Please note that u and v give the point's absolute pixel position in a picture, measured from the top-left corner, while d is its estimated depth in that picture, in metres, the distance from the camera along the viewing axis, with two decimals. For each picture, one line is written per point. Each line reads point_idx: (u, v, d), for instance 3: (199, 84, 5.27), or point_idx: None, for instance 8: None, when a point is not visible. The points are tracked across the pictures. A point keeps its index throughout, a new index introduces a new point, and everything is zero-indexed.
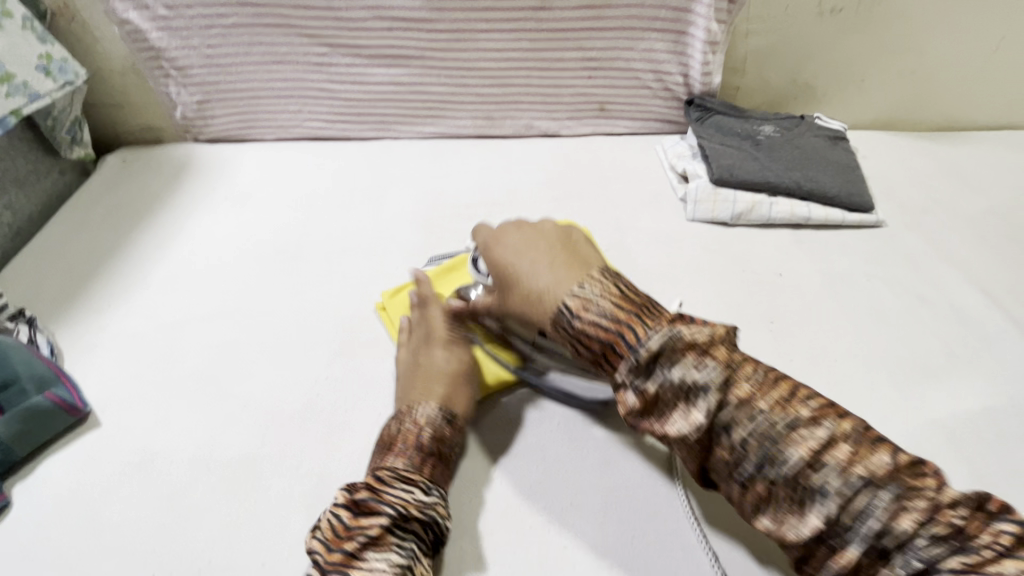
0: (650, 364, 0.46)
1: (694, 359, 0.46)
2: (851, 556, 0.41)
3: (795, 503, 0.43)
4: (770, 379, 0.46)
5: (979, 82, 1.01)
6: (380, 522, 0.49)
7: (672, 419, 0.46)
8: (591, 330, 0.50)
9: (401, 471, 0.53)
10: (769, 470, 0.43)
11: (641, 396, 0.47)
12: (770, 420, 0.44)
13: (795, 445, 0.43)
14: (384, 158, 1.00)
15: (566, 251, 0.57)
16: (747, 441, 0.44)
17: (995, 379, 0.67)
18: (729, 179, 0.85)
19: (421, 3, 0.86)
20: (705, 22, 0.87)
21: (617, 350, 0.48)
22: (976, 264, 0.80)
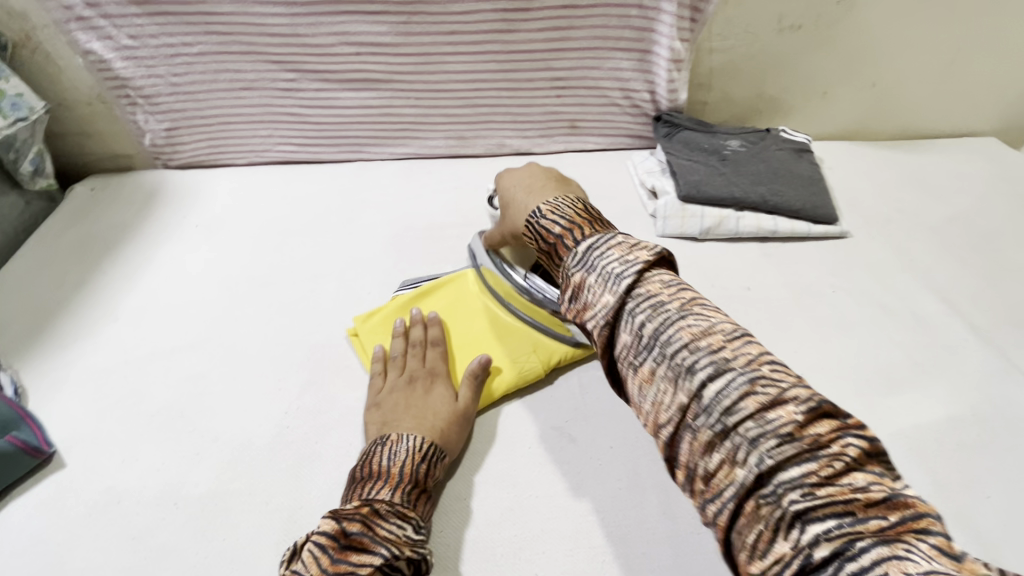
0: (585, 252, 0.55)
1: (623, 255, 0.53)
2: (704, 437, 0.42)
3: (669, 382, 0.45)
4: (680, 287, 0.50)
5: (938, 92, 1.03)
6: (372, 561, 0.47)
7: (587, 297, 0.53)
8: (550, 225, 0.60)
9: (397, 506, 0.52)
10: (655, 352, 0.46)
11: (574, 281, 0.54)
12: (667, 312, 0.47)
13: (695, 349, 0.44)
14: (357, 181, 1.01)
15: (557, 183, 0.70)
16: (655, 341, 0.47)
17: (958, 389, 0.68)
18: (696, 195, 0.87)
19: (387, 28, 0.87)
20: (668, 41, 0.89)
21: (564, 242, 0.58)
22: (938, 272, 0.82)
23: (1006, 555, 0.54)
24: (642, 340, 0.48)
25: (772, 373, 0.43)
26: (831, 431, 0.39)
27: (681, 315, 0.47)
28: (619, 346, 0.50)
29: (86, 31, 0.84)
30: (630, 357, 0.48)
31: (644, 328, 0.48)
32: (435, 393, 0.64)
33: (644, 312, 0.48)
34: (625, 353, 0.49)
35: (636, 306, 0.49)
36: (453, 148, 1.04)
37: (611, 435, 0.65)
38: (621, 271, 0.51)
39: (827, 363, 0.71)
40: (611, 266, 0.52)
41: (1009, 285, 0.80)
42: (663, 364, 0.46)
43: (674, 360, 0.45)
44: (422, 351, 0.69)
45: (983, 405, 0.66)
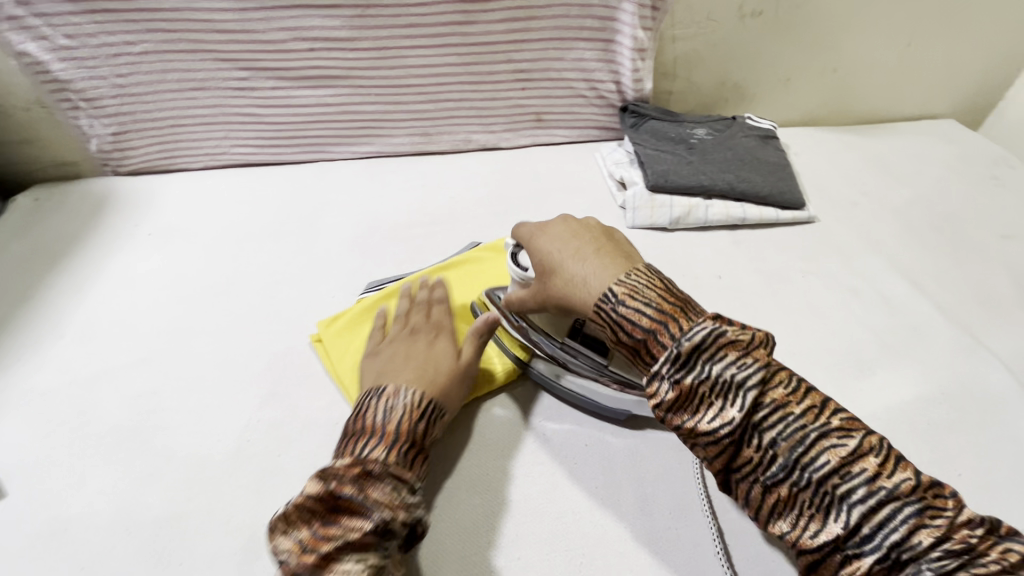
0: (691, 356, 0.46)
1: (739, 357, 0.45)
2: (862, 564, 0.40)
3: (817, 510, 0.42)
4: (806, 386, 0.45)
5: (897, 76, 1.05)
6: (361, 525, 0.45)
7: (705, 414, 0.45)
8: (634, 316, 0.51)
9: (394, 467, 0.50)
10: (795, 474, 0.42)
11: (681, 387, 0.46)
12: (803, 425, 0.43)
13: (848, 476, 0.41)
14: (319, 181, 0.97)
15: (613, 248, 0.61)
16: (795, 462, 0.42)
17: (927, 368, 0.68)
18: (664, 184, 0.86)
19: (343, 22, 0.84)
20: (631, 29, 0.88)
21: (658, 338, 0.49)
22: (903, 253, 0.83)
23: None
24: (775, 458, 0.43)
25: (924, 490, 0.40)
26: (996, 549, 0.38)
27: (821, 431, 0.43)
28: (739, 463, 0.45)
29: (18, 31, 0.79)
30: (761, 475, 0.44)
31: (778, 448, 0.43)
32: (438, 349, 0.64)
33: (776, 428, 0.43)
34: (749, 470, 0.44)
35: (765, 421, 0.44)
36: (418, 145, 1.01)
37: (586, 435, 0.65)
38: (741, 378, 0.44)
39: (800, 348, 0.71)
40: (727, 373, 0.45)
41: (971, 263, 0.81)
42: (809, 490, 0.42)
43: (821, 488, 0.41)
44: (427, 309, 0.70)
45: (951, 382, 0.66)
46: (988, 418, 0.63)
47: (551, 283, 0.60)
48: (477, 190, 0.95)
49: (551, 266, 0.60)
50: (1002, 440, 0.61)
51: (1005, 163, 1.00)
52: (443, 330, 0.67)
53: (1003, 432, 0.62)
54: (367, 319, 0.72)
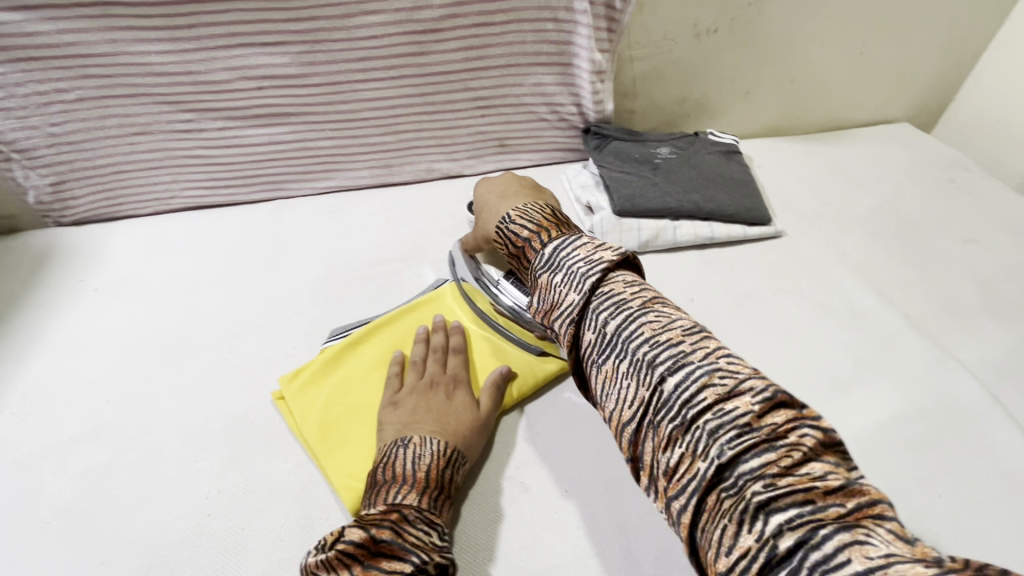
0: (551, 253, 0.57)
1: (589, 254, 0.55)
2: (665, 432, 0.42)
3: (633, 377, 0.45)
4: (651, 290, 0.51)
5: (852, 84, 1.06)
6: (403, 568, 0.44)
7: (553, 296, 0.54)
8: (519, 229, 0.62)
9: (425, 512, 0.50)
10: (619, 347, 0.47)
11: (541, 283, 0.56)
12: (636, 308, 0.49)
13: (656, 343, 0.46)
14: (278, 221, 0.93)
15: (531, 191, 0.73)
16: (619, 338, 0.48)
17: (900, 383, 0.68)
18: (630, 209, 0.85)
19: (290, 59, 0.81)
20: (588, 53, 0.87)
21: (531, 243, 0.60)
22: (870, 263, 0.83)
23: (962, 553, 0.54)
24: (603, 336, 0.49)
25: (741, 374, 0.42)
26: (791, 423, 0.39)
27: (642, 310, 0.48)
28: (584, 344, 0.50)
29: None
30: (595, 356, 0.49)
31: (607, 325, 0.49)
32: (456, 399, 0.62)
33: (607, 309, 0.50)
34: (589, 351, 0.50)
35: (598, 304, 0.50)
36: (379, 177, 0.98)
37: (567, 478, 0.62)
38: (586, 270, 0.53)
39: (776, 370, 0.70)
40: (576, 265, 0.54)
41: (935, 270, 0.82)
42: (626, 360, 0.46)
43: (635, 356, 0.46)
44: (442, 357, 0.67)
45: (924, 395, 0.67)
46: (963, 432, 0.63)
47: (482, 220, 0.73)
48: (442, 222, 0.93)
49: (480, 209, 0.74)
50: (977, 454, 0.61)
51: (960, 165, 1.02)
52: (458, 377, 0.64)
53: (977, 444, 0.62)
54: (332, 370, 0.68)
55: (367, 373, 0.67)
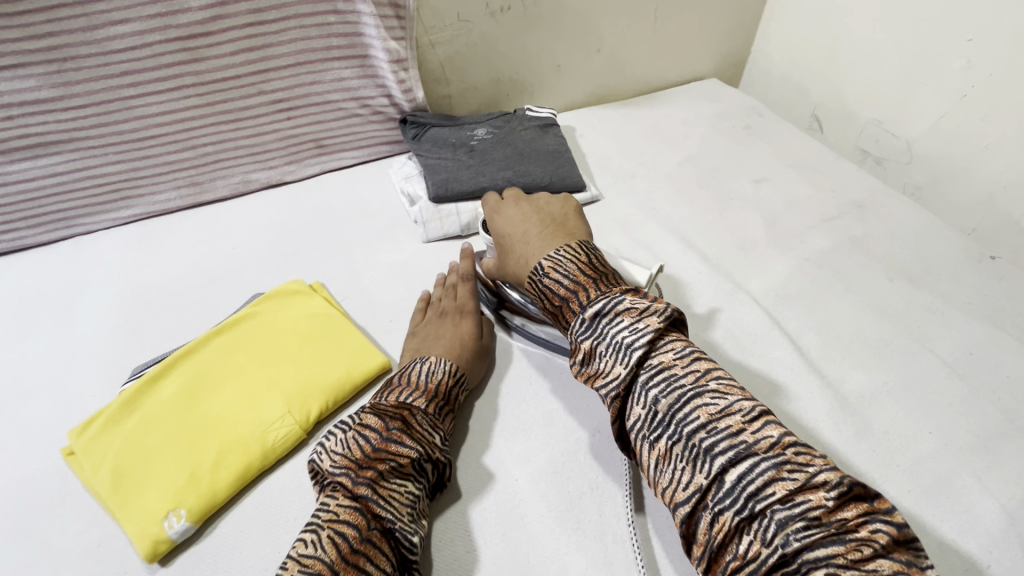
0: (594, 320, 0.55)
1: (634, 321, 0.54)
2: (726, 521, 0.44)
3: (688, 461, 0.47)
4: (692, 354, 0.53)
5: (656, 48, 1.13)
6: (408, 454, 0.54)
7: (605, 371, 0.54)
8: (555, 285, 0.59)
9: (428, 416, 0.58)
10: (672, 428, 0.49)
11: (584, 346, 0.55)
12: (682, 384, 0.50)
13: (713, 431, 0.47)
14: (73, 260, 0.85)
15: (554, 224, 0.66)
16: (671, 418, 0.49)
17: (700, 321, 0.73)
18: (446, 194, 0.86)
19: (40, 81, 0.73)
20: (381, 42, 0.85)
21: (571, 305, 0.57)
22: (677, 215, 0.89)
23: None
24: (656, 416, 0.50)
25: (797, 458, 0.45)
26: (860, 517, 0.42)
27: (696, 391, 0.50)
28: (631, 419, 0.52)
29: None
30: (645, 432, 0.51)
31: (658, 404, 0.50)
32: (460, 326, 0.69)
33: (657, 386, 0.51)
34: (638, 425, 0.51)
35: (648, 381, 0.52)
36: (189, 197, 0.92)
37: None
38: (632, 339, 0.53)
39: None
40: (620, 334, 0.53)
41: (732, 212, 0.89)
42: (680, 444, 0.48)
43: (690, 442, 0.48)
44: (455, 291, 0.74)
45: (717, 328, 0.73)
46: (748, 356, 0.70)
47: (507, 260, 0.67)
48: (262, 234, 0.88)
49: (506, 246, 0.67)
50: (759, 373, 0.68)
51: (756, 112, 1.12)
52: (470, 308, 0.72)
53: (761, 364, 0.69)
54: (127, 415, 0.63)
55: (170, 409, 0.64)
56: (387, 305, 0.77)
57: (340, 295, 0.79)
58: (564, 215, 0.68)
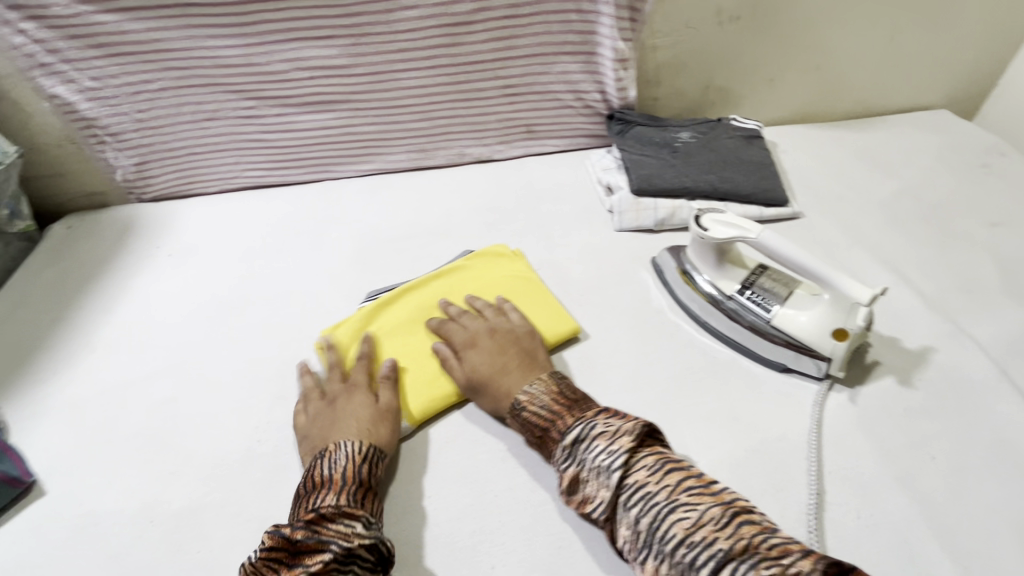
0: (572, 446, 0.54)
1: (607, 443, 0.53)
2: None
3: None
4: (661, 466, 0.51)
5: (884, 71, 1.06)
6: (321, 559, 0.49)
7: (589, 496, 0.53)
8: (533, 416, 0.60)
9: (344, 504, 0.53)
10: (654, 548, 0.47)
11: (565, 475, 0.54)
12: (658, 499, 0.49)
13: (692, 546, 0.45)
14: (323, 199, 1.03)
15: (527, 358, 0.66)
16: (652, 536, 0.48)
17: (910, 355, 0.69)
18: (647, 188, 0.90)
19: (338, 51, 0.90)
20: (611, 41, 0.92)
21: (552, 433, 0.57)
22: (887, 245, 0.84)
23: (949, 514, 0.56)
24: (640, 537, 0.48)
25: (773, 556, 0.43)
26: None
27: (671, 505, 0.48)
28: (621, 541, 0.51)
29: (49, 76, 0.88)
30: (636, 554, 0.49)
31: (640, 524, 0.49)
32: (354, 401, 0.64)
33: (636, 505, 0.50)
34: (628, 547, 0.50)
35: (628, 500, 0.50)
36: (415, 160, 1.06)
37: None
38: (608, 463, 0.52)
39: None
40: (598, 458, 0.52)
41: (955, 252, 0.82)
42: (666, 563, 0.46)
43: (675, 558, 0.46)
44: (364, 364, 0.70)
45: (928, 368, 0.68)
46: (967, 402, 0.64)
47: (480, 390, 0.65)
48: (470, 201, 1.00)
49: (474, 375, 0.65)
50: (979, 423, 0.63)
51: (996, 151, 1.01)
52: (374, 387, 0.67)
53: (980, 414, 0.63)
54: (364, 326, 0.76)
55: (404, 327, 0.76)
56: (578, 281, 0.83)
57: (536, 264, 0.87)
58: (531, 347, 0.68)
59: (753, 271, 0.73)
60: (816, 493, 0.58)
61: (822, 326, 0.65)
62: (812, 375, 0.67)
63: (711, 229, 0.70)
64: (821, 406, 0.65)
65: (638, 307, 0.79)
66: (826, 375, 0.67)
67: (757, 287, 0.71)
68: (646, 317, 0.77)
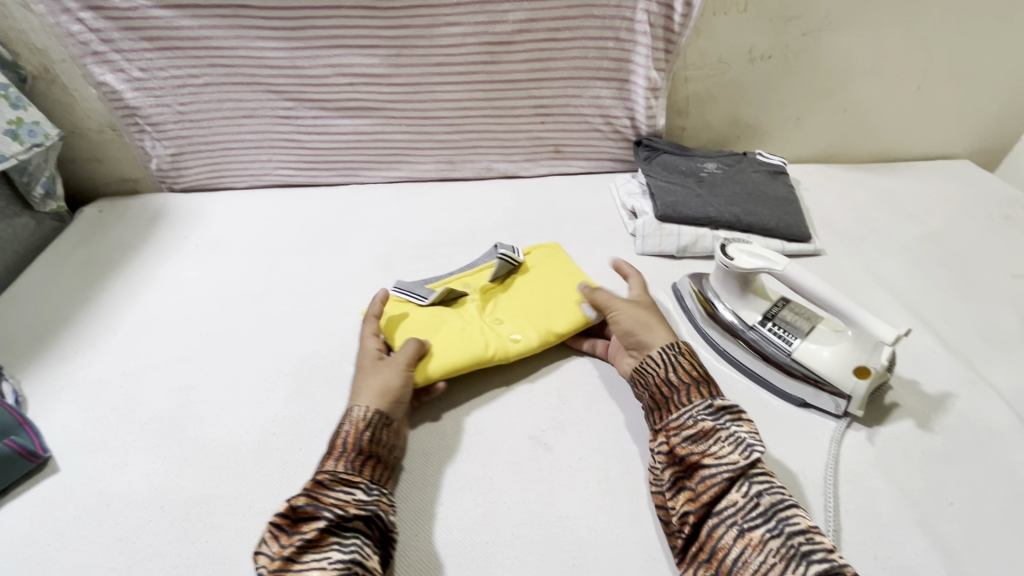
0: (723, 412, 0.58)
1: (751, 430, 0.58)
2: None
3: (783, 557, 0.48)
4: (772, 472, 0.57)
5: (907, 119, 1.08)
6: (317, 526, 0.51)
7: (721, 453, 0.55)
8: (690, 366, 0.63)
9: (341, 474, 0.56)
10: (771, 526, 0.50)
11: (702, 425, 0.57)
12: (783, 491, 0.53)
13: (810, 540, 0.49)
14: (350, 202, 1.05)
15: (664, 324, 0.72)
16: (772, 514, 0.51)
17: (929, 399, 0.69)
18: (672, 215, 0.91)
19: (380, 60, 0.93)
20: (646, 71, 0.94)
21: (700, 389, 0.61)
22: (909, 288, 0.84)
23: (969, 562, 0.55)
24: (757, 507, 0.51)
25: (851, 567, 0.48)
26: None
27: (794, 502, 0.53)
28: (724, 504, 0.53)
29: (100, 64, 0.90)
30: (738, 520, 0.51)
31: (762, 498, 0.52)
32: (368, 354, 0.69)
33: (761, 484, 0.53)
34: (730, 511, 0.52)
35: (756, 477, 0.54)
36: (442, 171, 1.09)
37: (580, 446, 0.66)
38: (754, 441, 0.56)
39: None
40: (743, 433, 0.56)
41: (976, 300, 0.82)
42: (776, 541, 0.49)
43: (787, 541, 0.49)
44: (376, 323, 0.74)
45: (948, 414, 0.67)
46: (986, 451, 0.64)
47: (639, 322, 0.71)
48: (495, 215, 1.01)
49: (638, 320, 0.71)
50: (997, 471, 0.62)
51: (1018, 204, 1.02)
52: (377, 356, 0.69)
53: (999, 464, 0.63)
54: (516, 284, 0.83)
55: (429, 309, 0.77)
56: None
57: None
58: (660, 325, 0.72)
59: (775, 303, 0.73)
60: (834, 530, 0.57)
61: (844, 364, 0.65)
62: (831, 411, 0.67)
63: (736, 258, 0.71)
64: (839, 443, 0.65)
65: None
66: (845, 413, 0.67)
67: (779, 319, 0.71)
68: None
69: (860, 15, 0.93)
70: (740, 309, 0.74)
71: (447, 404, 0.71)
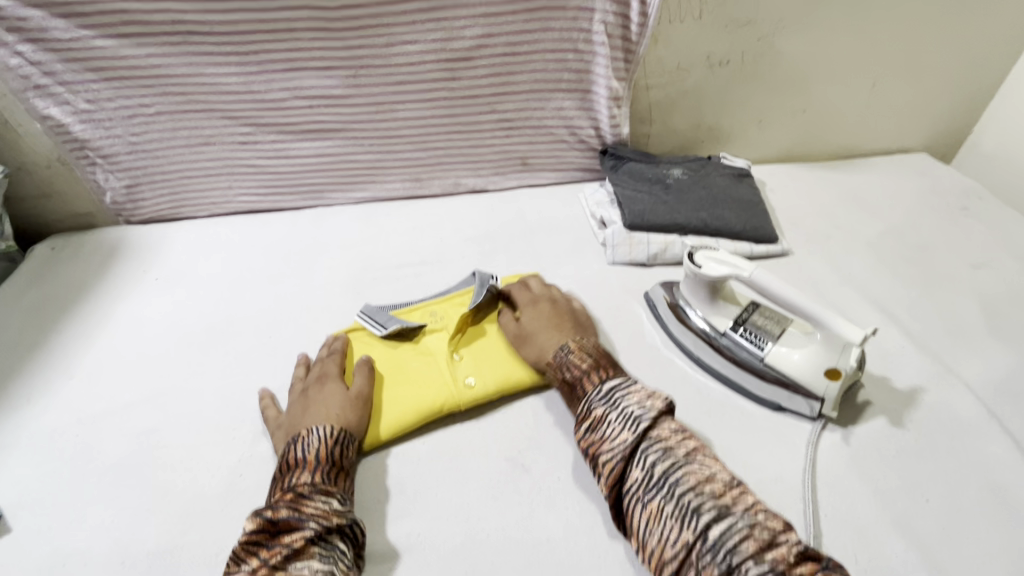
0: (609, 393, 0.60)
1: (641, 400, 0.59)
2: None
3: (677, 519, 0.50)
4: (682, 431, 0.57)
5: (864, 116, 1.11)
6: (302, 535, 0.51)
7: (614, 438, 0.56)
8: (579, 359, 0.66)
9: (319, 485, 0.56)
10: (665, 492, 0.52)
11: (593, 414, 0.59)
12: (678, 452, 0.54)
13: (700, 493, 0.50)
14: (316, 225, 1.03)
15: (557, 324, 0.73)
16: (664, 480, 0.52)
17: (899, 395, 0.70)
18: (640, 224, 0.91)
19: (337, 82, 0.91)
20: (607, 81, 0.94)
21: (589, 379, 0.63)
22: (874, 284, 0.85)
23: (945, 559, 0.55)
24: (652, 478, 0.53)
25: (733, 500, 0.50)
26: (759, 553, 0.46)
27: (687, 460, 0.53)
28: (627, 483, 0.54)
29: (44, 98, 0.87)
30: (641, 494, 0.53)
31: (655, 467, 0.53)
32: (328, 389, 0.67)
33: (654, 452, 0.54)
34: (633, 488, 0.54)
35: (648, 447, 0.55)
36: (411, 189, 1.07)
37: (559, 467, 0.65)
38: (639, 414, 0.57)
39: None
40: (629, 408, 0.58)
41: (939, 292, 0.84)
42: (671, 503, 0.51)
43: (682, 502, 0.50)
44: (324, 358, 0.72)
45: (918, 409, 0.68)
46: (957, 444, 0.64)
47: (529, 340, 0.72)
48: (465, 231, 1.00)
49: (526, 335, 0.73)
50: (969, 464, 0.63)
51: (974, 194, 1.04)
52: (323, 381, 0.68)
53: (969, 456, 0.63)
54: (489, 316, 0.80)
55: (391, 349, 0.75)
56: None
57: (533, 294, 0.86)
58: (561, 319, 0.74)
59: (745, 309, 0.74)
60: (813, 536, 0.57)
61: (815, 367, 0.65)
62: (806, 414, 0.67)
63: (704, 265, 0.71)
64: (816, 446, 0.65)
65: (631, 342, 0.78)
66: (819, 414, 0.67)
67: (751, 326, 0.72)
68: (639, 352, 0.77)
69: (811, 18, 0.94)
70: (712, 317, 0.74)
71: (419, 432, 0.68)
